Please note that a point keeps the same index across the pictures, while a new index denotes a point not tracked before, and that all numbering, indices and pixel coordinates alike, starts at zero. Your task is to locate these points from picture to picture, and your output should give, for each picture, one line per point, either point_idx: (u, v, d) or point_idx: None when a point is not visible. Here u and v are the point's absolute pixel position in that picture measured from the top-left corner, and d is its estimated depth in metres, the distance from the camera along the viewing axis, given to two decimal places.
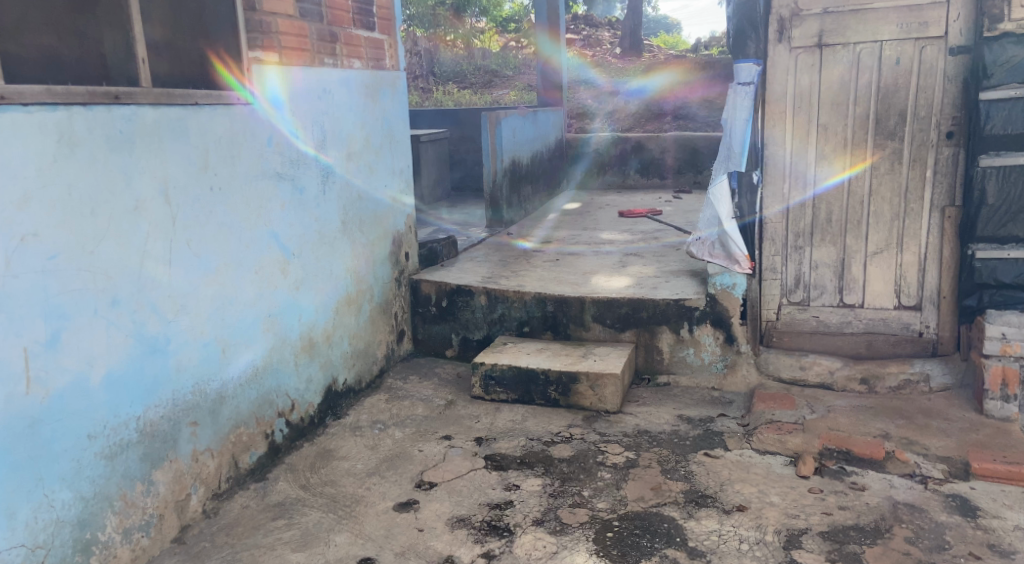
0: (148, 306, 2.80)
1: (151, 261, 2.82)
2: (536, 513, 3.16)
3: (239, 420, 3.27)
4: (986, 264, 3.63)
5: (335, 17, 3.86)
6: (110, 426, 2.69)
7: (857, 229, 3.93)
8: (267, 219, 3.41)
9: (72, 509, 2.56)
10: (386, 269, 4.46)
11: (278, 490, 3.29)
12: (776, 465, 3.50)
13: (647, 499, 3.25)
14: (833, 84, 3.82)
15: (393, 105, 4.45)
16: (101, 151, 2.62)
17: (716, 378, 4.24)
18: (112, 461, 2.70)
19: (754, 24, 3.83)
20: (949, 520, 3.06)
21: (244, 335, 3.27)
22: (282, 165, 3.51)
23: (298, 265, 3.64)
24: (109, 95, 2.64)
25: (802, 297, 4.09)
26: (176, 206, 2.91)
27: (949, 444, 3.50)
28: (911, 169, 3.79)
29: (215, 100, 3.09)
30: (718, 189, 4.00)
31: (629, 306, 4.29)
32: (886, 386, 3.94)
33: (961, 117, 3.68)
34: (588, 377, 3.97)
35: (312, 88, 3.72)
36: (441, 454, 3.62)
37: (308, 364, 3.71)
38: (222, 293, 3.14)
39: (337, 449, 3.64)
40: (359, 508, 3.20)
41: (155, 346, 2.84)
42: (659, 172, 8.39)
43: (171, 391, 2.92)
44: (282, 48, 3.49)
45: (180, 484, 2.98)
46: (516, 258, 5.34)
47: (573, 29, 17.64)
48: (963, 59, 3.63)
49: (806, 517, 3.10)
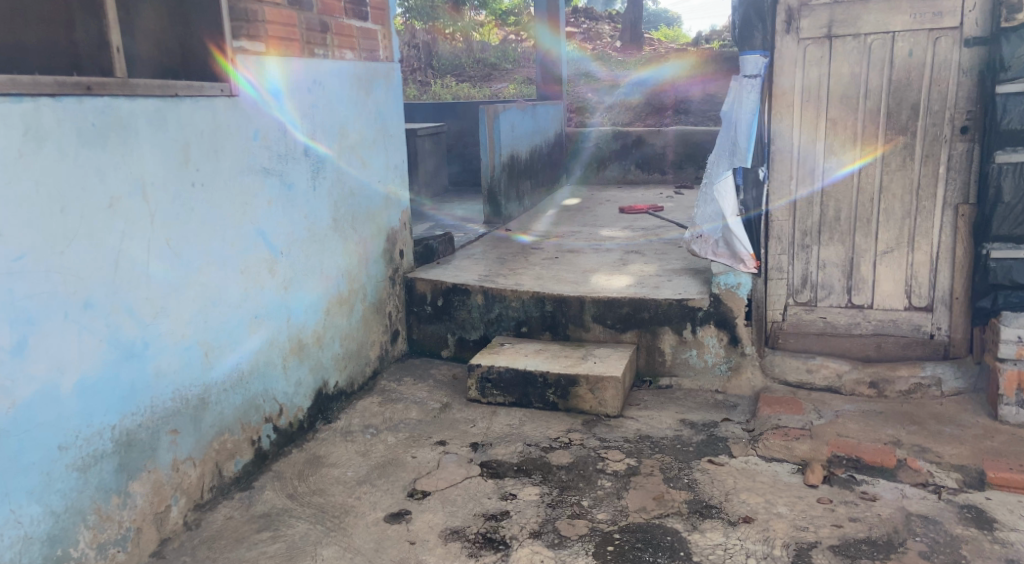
0: (124, 308, 2.66)
1: (127, 262, 2.67)
2: (534, 524, 3.02)
3: (223, 426, 3.13)
4: (1001, 264, 3.49)
5: (325, 6, 3.71)
6: (83, 436, 2.55)
7: (866, 227, 3.78)
8: (254, 216, 3.27)
9: (42, 525, 2.43)
10: (380, 267, 4.31)
11: (264, 499, 3.16)
12: (783, 473, 3.37)
13: (649, 510, 3.11)
14: (843, 77, 3.68)
15: (388, 98, 4.30)
16: (72, 146, 2.48)
17: (720, 381, 4.11)
18: (85, 472, 2.56)
19: (760, 14, 3.71)
20: (965, 532, 2.93)
21: (229, 338, 3.13)
22: (269, 160, 3.37)
23: (286, 264, 3.50)
24: (80, 86, 2.49)
25: (808, 298, 3.95)
26: (154, 202, 2.77)
27: (963, 451, 3.37)
28: (923, 165, 3.65)
29: (197, 92, 2.94)
30: (723, 185, 3.82)
31: (630, 306, 4.15)
32: (896, 390, 3.81)
33: (976, 111, 3.54)
34: (588, 380, 3.83)
35: (304, 80, 3.58)
36: (435, 461, 3.48)
37: (297, 367, 3.57)
38: (205, 293, 3.00)
39: (326, 455, 3.50)
40: (348, 519, 3.06)
41: (132, 351, 2.70)
42: (660, 167, 8.26)
43: (150, 398, 2.78)
44: (268, 38, 3.34)
45: (159, 496, 2.84)
46: (514, 255, 5.20)
47: (573, 21, 17.45)
48: (978, 51, 3.48)
49: (815, 529, 2.96)
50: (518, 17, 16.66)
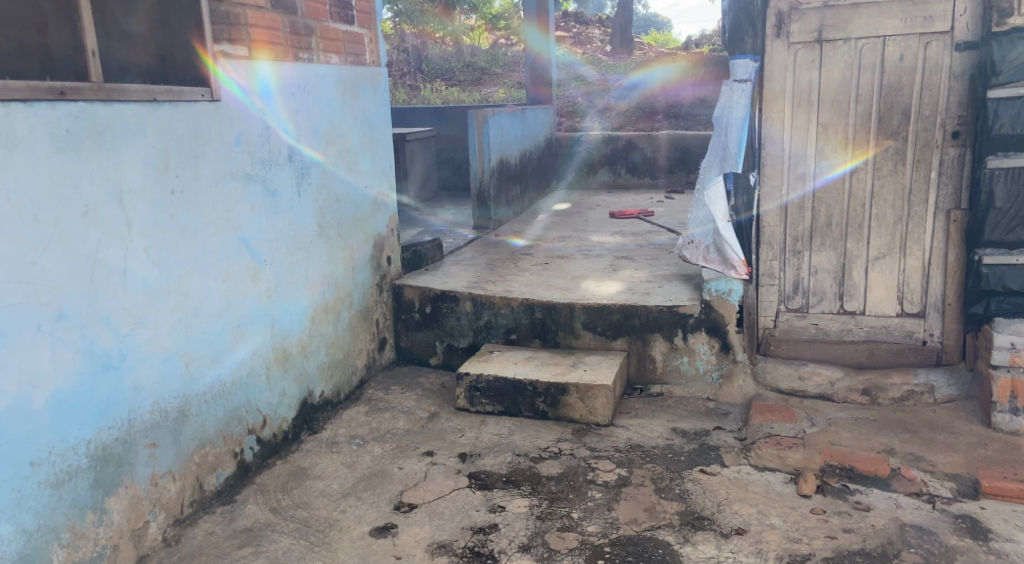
0: (100, 319, 2.59)
1: (103, 272, 2.60)
2: (522, 537, 2.96)
3: (204, 439, 3.06)
4: (993, 270, 3.45)
5: (310, 10, 3.65)
6: (56, 452, 2.48)
7: (858, 233, 3.75)
8: (237, 224, 3.20)
9: (13, 544, 2.35)
10: (366, 274, 4.25)
11: (247, 514, 3.08)
12: (776, 483, 3.33)
13: (640, 522, 3.06)
14: (833, 82, 3.64)
15: (374, 103, 4.24)
16: (44, 152, 2.41)
17: (712, 388, 4.06)
18: (59, 489, 2.49)
19: (751, 18, 3.64)
20: (959, 543, 2.89)
21: (211, 348, 3.07)
22: (252, 166, 3.30)
23: (270, 272, 3.43)
24: (53, 91, 2.42)
25: (800, 304, 3.90)
26: (132, 210, 2.70)
27: (957, 460, 3.33)
28: (915, 171, 3.62)
29: (176, 96, 2.87)
30: (713, 190, 3.80)
31: (620, 313, 4.10)
32: (889, 397, 3.77)
33: (967, 116, 3.50)
34: (577, 389, 3.78)
35: (288, 83, 3.52)
36: (422, 472, 3.42)
37: (281, 377, 3.50)
38: (185, 303, 2.93)
39: (311, 467, 3.43)
40: (333, 534, 2.99)
41: (109, 363, 2.63)
42: (650, 172, 8.21)
43: (127, 411, 2.71)
44: (251, 42, 3.27)
45: (137, 512, 2.76)
46: (503, 261, 5.14)
47: (563, 25, 17.41)
48: (969, 55, 3.45)
49: (809, 541, 2.91)
50: (509, 21, 16.59)
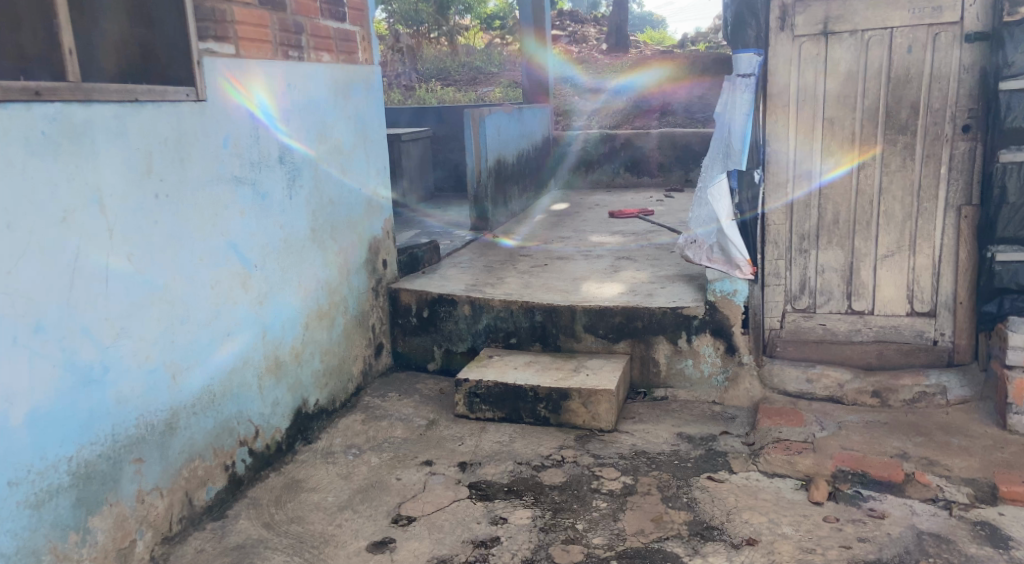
0: (80, 330, 2.48)
1: (84, 280, 2.50)
2: (525, 551, 2.85)
3: (193, 452, 2.95)
4: (1007, 267, 3.36)
5: (300, 7, 3.53)
6: (35, 471, 2.37)
7: (866, 231, 3.64)
8: (225, 229, 3.09)
9: None
10: (362, 278, 4.13)
11: (238, 529, 2.97)
12: (786, 490, 3.22)
13: (647, 533, 2.95)
14: (840, 76, 3.53)
15: (368, 103, 4.13)
16: (19, 156, 2.30)
17: (717, 392, 3.94)
18: (39, 509, 2.38)
19: (754, 11, 3.56)
20: (979, 552, 2.78)
21: (199, 358, 2.95)
22: (241, 169, 3.18)
23: (261, 277, 3.31)
24: (28, 91, 2.31)
25: (807, 304, 3.80)
26: (113, 215, 2.59)
27: (973, 464, 3.22)
28: (924, 166, 3.51)
29: (160, 96, 2.75)
30: (717, 188, 3.68)
31: (622, 315, 3.98)
32: (900, 399, 3.65)
33: (978, 108, 3.40)
34: (580, 394, 3.67)
35: (278, 82, 3.40)
36: (420, 483, 3.31)
37: (274, 386, 3.39)
38: (171, 311, 2.81)
39: (306, 479, 3.32)
40: (328, 550, 2.88)
41: (91, 377, 2.52)
42: (648, 171, 8.10)
43: (111, 425, 2.60)
44: (238, 40, 3.15)
45: (123, 531, 2.65)
46: (502, 263, 5.04)
47: (558, 24, 17.30)
48: (980, 47, 3.35)
49: (823, 551, 2.80)
50: (503, 21, 16.40)
